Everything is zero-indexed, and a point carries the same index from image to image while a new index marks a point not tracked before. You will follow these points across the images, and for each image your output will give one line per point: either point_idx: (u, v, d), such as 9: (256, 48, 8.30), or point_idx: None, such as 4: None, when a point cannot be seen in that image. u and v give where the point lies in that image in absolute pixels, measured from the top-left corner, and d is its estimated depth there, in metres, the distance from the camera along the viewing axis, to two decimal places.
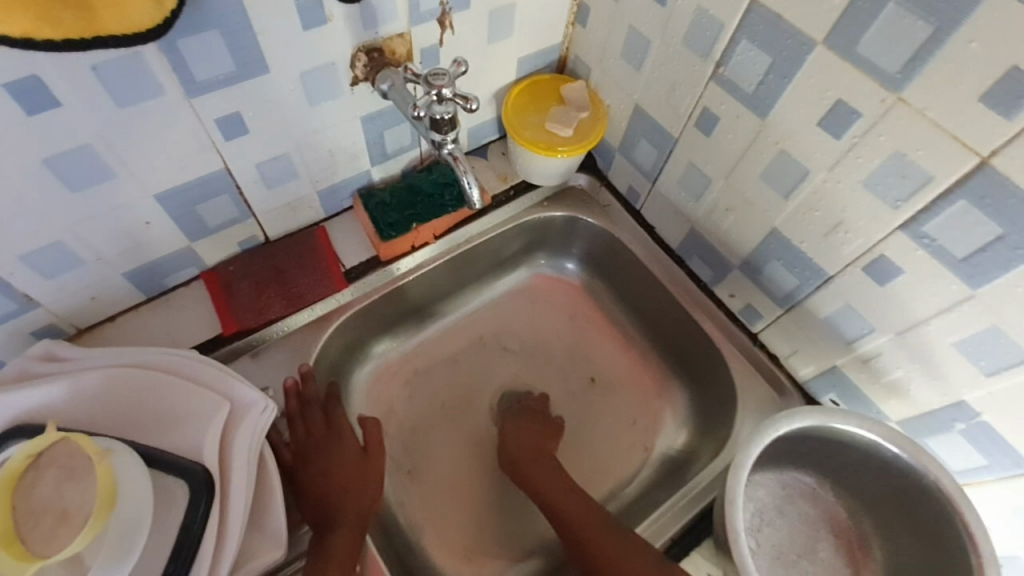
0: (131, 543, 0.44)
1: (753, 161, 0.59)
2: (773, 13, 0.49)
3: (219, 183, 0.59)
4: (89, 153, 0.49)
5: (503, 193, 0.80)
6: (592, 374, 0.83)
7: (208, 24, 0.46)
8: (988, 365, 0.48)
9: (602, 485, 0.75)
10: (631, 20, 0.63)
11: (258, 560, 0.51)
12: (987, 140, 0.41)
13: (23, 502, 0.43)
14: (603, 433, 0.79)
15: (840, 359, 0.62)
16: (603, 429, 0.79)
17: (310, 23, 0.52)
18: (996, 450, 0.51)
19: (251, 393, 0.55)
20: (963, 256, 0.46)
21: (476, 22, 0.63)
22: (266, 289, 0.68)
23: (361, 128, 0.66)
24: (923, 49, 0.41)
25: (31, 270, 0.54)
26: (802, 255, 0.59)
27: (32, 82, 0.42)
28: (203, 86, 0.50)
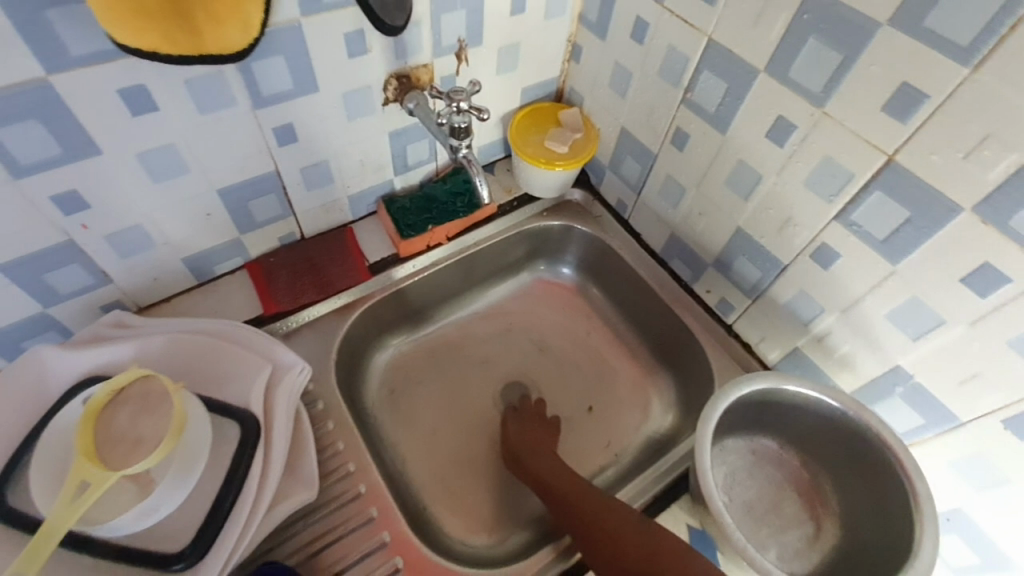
0: (191, 467, 0.53)
1: (718, 171, 0.70)
2: (726, 48, 0.61)
3: (268, 182, 0.71)
4: (173, 150, 0.60)
5: (507, 203, 0.91)
6: (591, 404, 0.88)
7: (276, 51, 0.58)
8: (913, 331, 0.58)
9: (592, 468, 0.82)
10: (616, 57, 0.76)
11: (291, 498, 0.58)
12: (890, 141, 0.52)
13: (105, 428, 0.51)
14: (598, 431, 0.86)
15: (800, 341, 0.71)
16: (598, 427, 0.86)
17: (354, 52, 0.64)
18: (929, 409, 0.60)
19: (291, 357, 0.65)
20: (883, 238, 0.56)
21: (487, 56, 0.76)
22: (301, 278, 0.78)
23: (388, 142, 0.77)
24: (837, 73, 0.53)
25: (111, 249, 0.64)
26: (762, 248, 0.70)
27: (141, 89, 0.53)
28: (267, 100, 0.62)
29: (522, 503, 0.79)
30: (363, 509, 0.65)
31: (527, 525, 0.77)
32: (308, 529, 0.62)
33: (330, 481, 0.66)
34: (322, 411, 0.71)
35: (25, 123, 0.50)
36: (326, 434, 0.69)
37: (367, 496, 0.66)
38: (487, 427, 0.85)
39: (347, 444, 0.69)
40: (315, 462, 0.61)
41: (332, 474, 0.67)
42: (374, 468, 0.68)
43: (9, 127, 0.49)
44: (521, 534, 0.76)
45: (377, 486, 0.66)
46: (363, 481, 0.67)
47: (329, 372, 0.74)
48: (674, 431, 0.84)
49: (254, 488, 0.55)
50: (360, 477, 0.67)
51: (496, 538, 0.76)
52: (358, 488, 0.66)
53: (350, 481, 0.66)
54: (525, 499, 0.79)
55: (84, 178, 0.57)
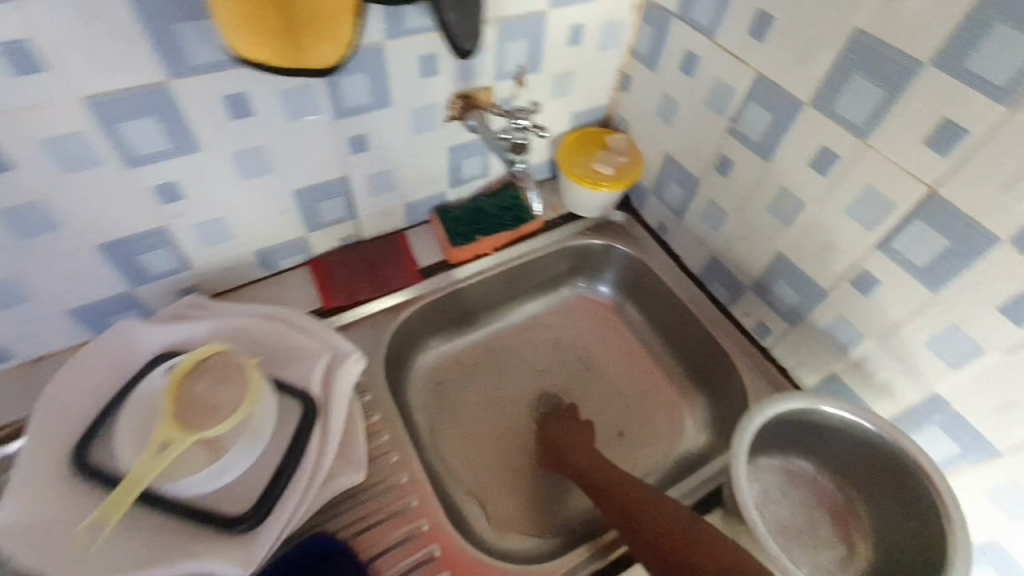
0: (259, 436, 0.58)
1: (761, 197, 0.73)
2: (773, 82, 0.65)
3: (338, 187, 0.77)
4: (262, 152, 0.67)
5: (553, 220, 0.96)
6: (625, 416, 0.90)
7: (361, 68, 0.65)
8: (951, 358, 0.59)
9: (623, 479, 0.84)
10: (665, 87, 0.81)
11: (341, 478, 0.62)
12: (931, 173, 0.54)
13: (186, 395, 0.56)
14: (630, 445, 0.88)
15: (837, 366, 0.72)
16: (631, 441, 0.88)
17: (426, 73, 0.71)
18: (966, 437, 0.61)
19: (348, 346, 0.68)
20: (923, 265, 0.58)
21: (544, 82, 0.82)
22: (358, 277, 0.84)
23: (447, 156, 0.83)
24: (880, 108, 0.56)
25: (197, 238, 0.71)
26: (802, 273, 0.72)
27: (243, 97, 0.61)
28: (347, 111, 0.69)
29: (555, 507, 0.82)
30: (404, 496, 0.68)
31: (559, 530, 0.80)
32: (353, 511, 0.66)
33: (376, 467, 0.70)
34: (370, 402, 0.75)
35: (145, 120, 0.57)
36: (374, 423, 0.74)
37: (408, 485, 0.69)
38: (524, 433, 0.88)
39: (392, 435, 0.73)
40: (364, 446, 0.65)
41: (378, 461, 0.71)
42: (416, 460, 0.71)
43: (133, 123, 0.57)
44: (553, 536, 0.79)
45: (418, 476, 0.70)
46: (406, 470, 0.70)
47: (379, 366, 0.79)
48: (707, 450, 0.86)
49: (311, 462, 0.59)
50: (403, 466, 0.70)
51: (529, 539, 0.78)
52: (401, 476, 0.69)
53: (393, 469, 0.70)
54: (558, 504, 0.82)
55: (185, 172, 0.63)
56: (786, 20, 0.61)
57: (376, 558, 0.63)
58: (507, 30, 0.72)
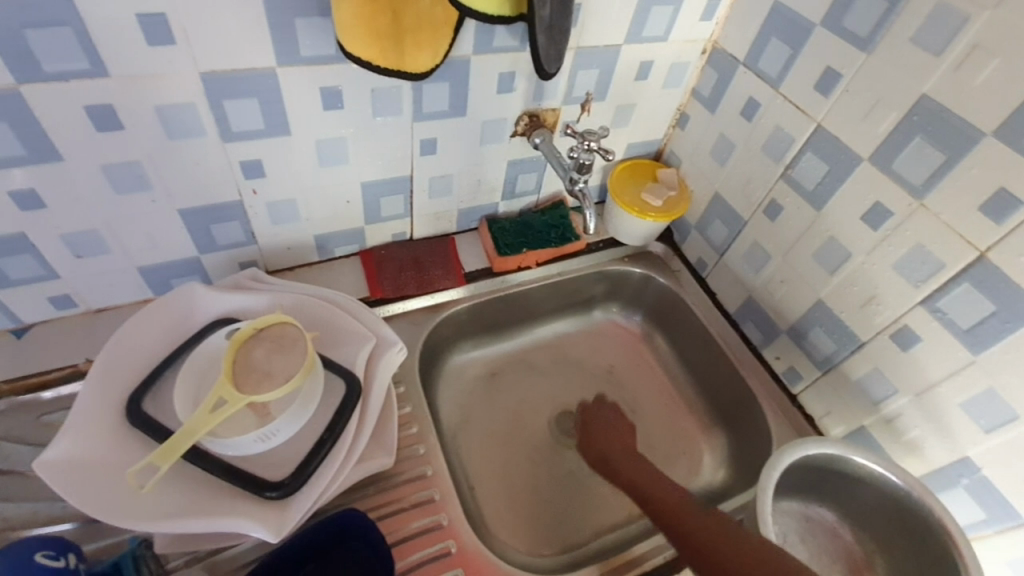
0: (306, 408, 0.60)
1: (807, 244, 0.75)
2: (833, 135, 0.68)
3: (401, 185, 0.81)
4: (342, 143, 0.71)
5: (595, 243, 0.99)
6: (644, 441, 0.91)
7: (445, 77, 0.69)
8: (987, 423, 0.60)
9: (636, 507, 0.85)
10: (722, 129, 0.84)
11: (372, 460, 0.63)
12: (983, 238, 0.56)
13: (242, 358, 0.59)
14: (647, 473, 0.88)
15: (868, 419, 0.73)
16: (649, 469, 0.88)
17: (502, 89, 0.75)
18: (994, 504, 0.62)
19: (392, 335, 0.71)
20: (967, 327, 0.59)
21: (607, 111, 0.86)
22: (405, 272, 0.87)
23: (506, 169, 0.87)
24: (939, 171, 0.58)
25: (268, 215, 0.75)
26: (841, 322, 0.73)
27: (335, 90, 0.65)
28: (425, 116, 0.73)
29: (566, 524, 0.82)
30: (425, 488, 0.69)
31: (570, 547, 0.80)
32: (375, 495, 0.68)
33: (403, 458, 0.72)
34: (402, 394, 0.77)
35: (248, 100, 0.62)
36: (405, 414, 0.76)
37: (431, 479, 0.70)
38: (545, 446, 0.89)
39: (420, 428, 0.75)
40: (395, 434, 0.67)
41: (405, 451, 0.72)
42: (439, 455, 0.73)
43: (236, 101, 0.61)
44: (565, 552, 0.79)
45: (441, 471, 0.71)
46: (430, 464, 0.71)
47: (415, 361, 0.81)
48: (725, 486, 0.86)
49: (349, 439, 0.61)
50: (428, 459, 0.72)
51: (539, 552, 0.79)
52: (424, 469, 0.71)
53: (417, 462, 0.71)
54: (569, 522, 0.82)
55: (270, 152, 0.68)
56: (853, 80, 0.64)
57: (396, 546, 0.64)
58: (583, 58, 0.76)
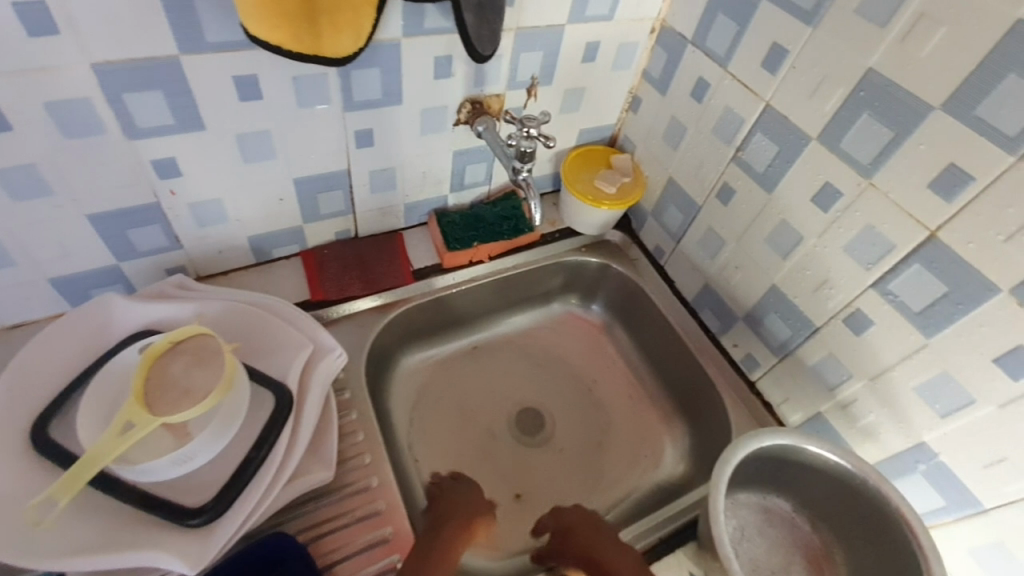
0: (229, 425, 0.56)
1: (760, 228, 0.73)
2: (781, 115, 0.66)
3: (339, 180, 0.76)
4: (266, 137, 0.66)
5: (550, 234, 0.95)
6: (605, 435, 0.90)
7: (375, 62, 0.65)
8: (942, 408, 0.59)
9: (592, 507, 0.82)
10: (673, 112, 0.81)
11: (309, 476, 0.61)
12: (933, 217, 0.54)
13: (156, 376, 0.55)
14: (607, 483, 0.85)
15: (825, 406, 0.72)
16: (608, 477, 0.85)
17: (439, 75, 0.71)
18: (951, 490, 0.61)
19: (331, 340, 0.68)
20: (919, 309, 0.58)
21: (555, 96, 0.82)
22: (349, 272, 0.82)
23: (451, 159, 0.83)
24: (887, 147, 0.56)
25: (191, 216, 0.69)
26: (795, 307, 0.71)
27: (251, 79, 0.60)
28: (357, 105, 0.68)
29: (515, 527, 0.79)
30: (371, 501, 0.66)
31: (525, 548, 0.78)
32: (317, 511, 0.64)
33: (346, 466, 0.68)
34: (347, 401, 0.74)
35: (150, 92, 0.56)
36: (349, 422, 0.72)
37: (378, 489, 0.67)
38: (501, 452, 0.86)
39: (366, 436, 0.71)
40: (335, 445, 0.64)
41: (349, 462, 0.68)
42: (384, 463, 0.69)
43: (140, 94, 0.56)
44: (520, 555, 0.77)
45: (388, 481, 0.68)
46: (376, 473, 0.68)
47: (361, 365, 0.78)
48: (686, 478, 0.85)
49: (280, 454, 0.57)
50: (374, 469, 0.68)
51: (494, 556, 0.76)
52: (370, 480, 0.67)
53: (363, 472, 0.68)
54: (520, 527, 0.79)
55: (185, 149, 0.62)
56: (800, 55, 0.61)
57: (341, 563, 0.61)
58: (524, 40, 0.72)
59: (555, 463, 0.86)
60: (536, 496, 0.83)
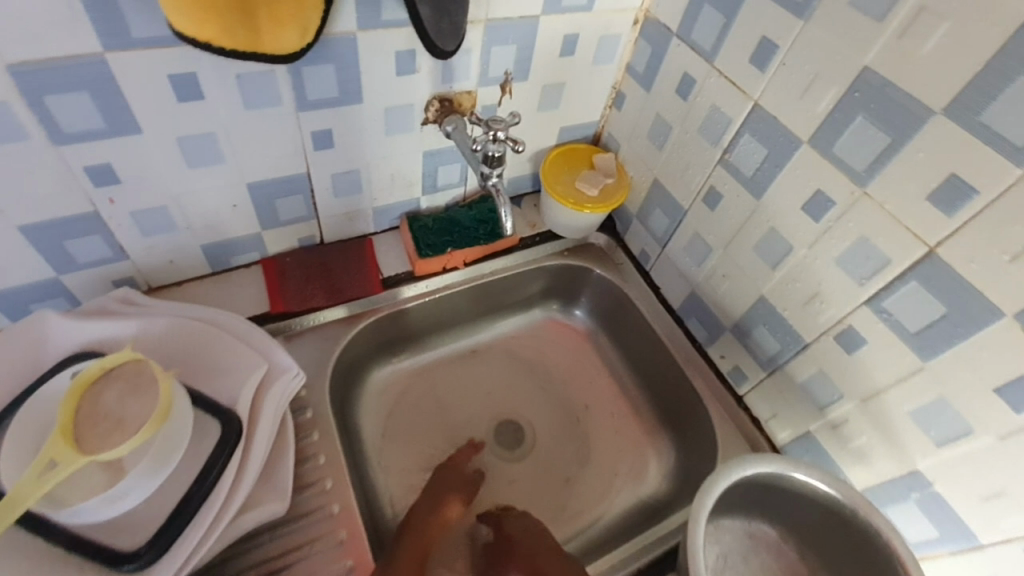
0: (165, 461, 0.51)
1: (747, 236, 0.69)
2: (770, 114, 0.60)
3: (299, 184, 0.71)
4: (212, 139, 0.61)
5: (530, 238, 0.90)
6: (586, 449, 0.85)
7: (329, 58, 0.59)
8: (938, 435, 0.55)
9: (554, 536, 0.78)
10: (658, 109, 0.76)
11: (261, 509, 0.57)
12: (932, 232, 0.50)
13: (87, 406, 0.51)
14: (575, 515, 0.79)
15: (814, 425, 0.68)
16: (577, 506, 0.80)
17: (402, 71, 0.65)
18: (947, 522, 0.58)
19: (287, 360, 0.64)
20: (915, 330, 0.54)
21: (532, 92, 0.76)
22: (313, 282, 0.78)
23: (421, 160, 0.78)
24: (883, 154, 0.51)
25: (134, 225, 0.64)
26: (785, 321, 0.67)
27: (189, 78, 0.55)
28: (312, 104, 0.63)
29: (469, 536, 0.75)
30: (332, 531, 0.62)
31: None
32: (274, 542, 0.60)
33: (306, 493, 0.64)
34: (309, 420, 0.69)
35: (74, 93, 0.51)
36: (310, 444, 0.68)
37: (339, 517, 0.63)
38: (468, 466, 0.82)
39: (329, 459, 0.67)
40: (290, 474, 0.60)
41: (308, 489, 0.64)
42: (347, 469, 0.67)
43: (63, 96, 0.51)
44: None
45: (350, 508, 0.64)
46: (338, 500, 0.64)
47: (325, 380, 0.73)
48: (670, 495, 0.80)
49: (228, 482, 0.54)
50: (336, 495, 0.64)
51: None
52: (331, 508, 0.63)
53: (323, 499, 0.64)
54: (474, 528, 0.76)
55: (122, 154, 0.57)
56: (791, 50, 0.56)
57: None
58: (495, 33, 0.66)
59: (524, 484, 0.82)
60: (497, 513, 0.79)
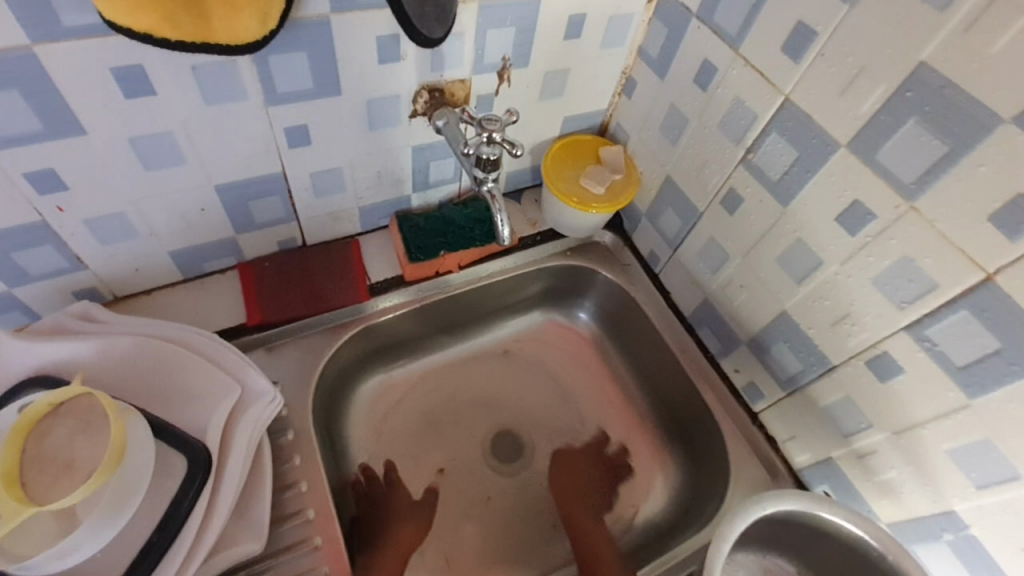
0: (123, 506, 0.47)
1: (770, 245, 0.62)
2: (804, 112, 0.53)
3: (274, 184, 0.64)
4: (170, 139, 0.54)
5: (530, 237, 0.84)
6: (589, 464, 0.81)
7: (300, 46, 0.52)
8: (979, 477, 0.50)
9: (540, 564, 0.73)
10: (673, 99, 0.68)
11: (236, 548, 0.52)
12: (992, 257, 0.43)
13: (33, 448, 0.46)
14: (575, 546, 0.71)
15: (836, 451, 0.63)
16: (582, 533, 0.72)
17: (385, 58, 0.57)
18: (981, 566, 0.53)
19: (262, 383, 0.59)
20: (962, 364, 0.48)
21: (533, 79, 0.68)
22: (294, 289, 0.72)
23: (410, 156, 0.70)
24: (937, 165, 0.44)
25: (90, 234, 0.58)
26: (809, 340, 0.61)
27: (137, 70, 0.47)
28: (282, 97, 0.56)
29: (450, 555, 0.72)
30: (315, 566, 0.58)
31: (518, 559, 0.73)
32: None
33: (287, 524, 0.60)
34: (290, 443, 0.64)
35: (2, 92, 0.44)
36: (291, 468, 0.63)
37: (322, 550, 0.59)
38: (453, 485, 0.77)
39: (311, 485, 0.62)
40: (269, 507, 0.55)
41: (289, 519, 0.60)
42: (330, 494, 0.62)
43: None
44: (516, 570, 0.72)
45: (335, 539, 0.59)
46: (322, 531, 0.60)
47: (308, 397, 0.68)
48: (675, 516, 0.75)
49: (198, 519, 0.50)
50: (319, 526, 0.60)
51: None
52: (314, 540, 0.59)
53: (306, 531, 0.60)
54: (455, 546, 0.73)
55: (68, 158, 0.51)
56: (833, 39, 0.48)
57: None
58: (489, 14, 0.58)
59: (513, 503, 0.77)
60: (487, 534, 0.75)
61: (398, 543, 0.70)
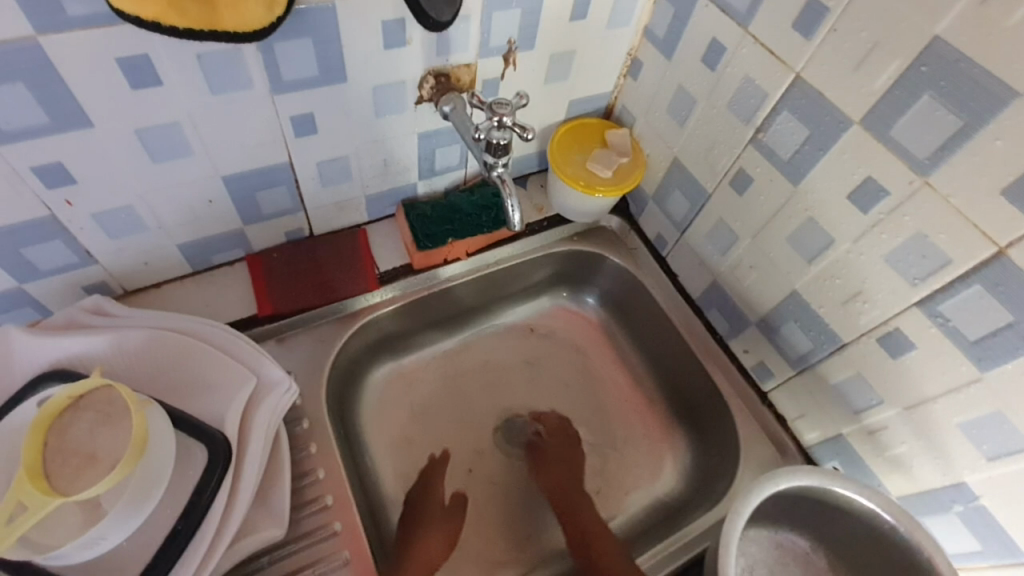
0: (146, 496, 0.47)
1: (781, 225, 0.62)
2: (815, 90, 0.53)
3: (281, 174, 0.64)
4: (178, 130, 0.53)
5: (537, 223, 0.84)
6: (602, 445, 0.81)
7: (305, 33, 0.51)
8: (990, 449, 0.51)
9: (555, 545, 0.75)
10: (681, 80, 0.67)
11: (258, 535, 0.53)
12: (1006, 231, 0.43)
13: (55, 441, 0.46)
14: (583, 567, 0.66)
15: (847, 428, 0.63)
16: (594, 547, 0.66)
17: (391, 43, 0.57)
18: (992, 537, 0.54)
19: (277, 373, 0.59)
20: (974, 338, 0.48)
21: (539, 62, 0.68)
22: (303, 279, 0.72)
23: (416, 143, 0.70)
24: (951, 141, 0.44)
25: (99, 227, 0.58)
26: (819, 318, 0.61)
27: (143, 60, 0.47)
28: (289, 85, 0.55)
29: (481, 544, 0.73)
30: (336, 551, 0.58)
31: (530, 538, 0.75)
32: (275, 565, 0.57)
33: (306, 511, 0.60)
34: (306, 432, 0.65)
35: (8, 85, 0.44)
36: (308, 457, 0.63)
37: (342, 536, 0.59)
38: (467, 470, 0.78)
39: (328, 473, 0.63)
40: (288, 494, 0.56)
41: (308, 506, 0.61)
42: (348, 481, 0.63)
43: None
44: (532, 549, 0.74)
45: (354, 525, 0.60)
46: (340, 517, 0.60)
47: (321, 387, 0.68)
48: (686, 494, 0.76)
49: (221, 507, 0.50)
50: (337, 512, 0.61)
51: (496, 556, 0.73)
52: (333, 526, 0.60)
53: (325, 517, 0.60)
54: (479, 527, 0.74)
55: (76, 151, 0.50)
56: (845, 15, 0.48)
57: None
58: None
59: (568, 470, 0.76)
60: (506, 515, 0.76)
61: (422, 557, 0.65)
